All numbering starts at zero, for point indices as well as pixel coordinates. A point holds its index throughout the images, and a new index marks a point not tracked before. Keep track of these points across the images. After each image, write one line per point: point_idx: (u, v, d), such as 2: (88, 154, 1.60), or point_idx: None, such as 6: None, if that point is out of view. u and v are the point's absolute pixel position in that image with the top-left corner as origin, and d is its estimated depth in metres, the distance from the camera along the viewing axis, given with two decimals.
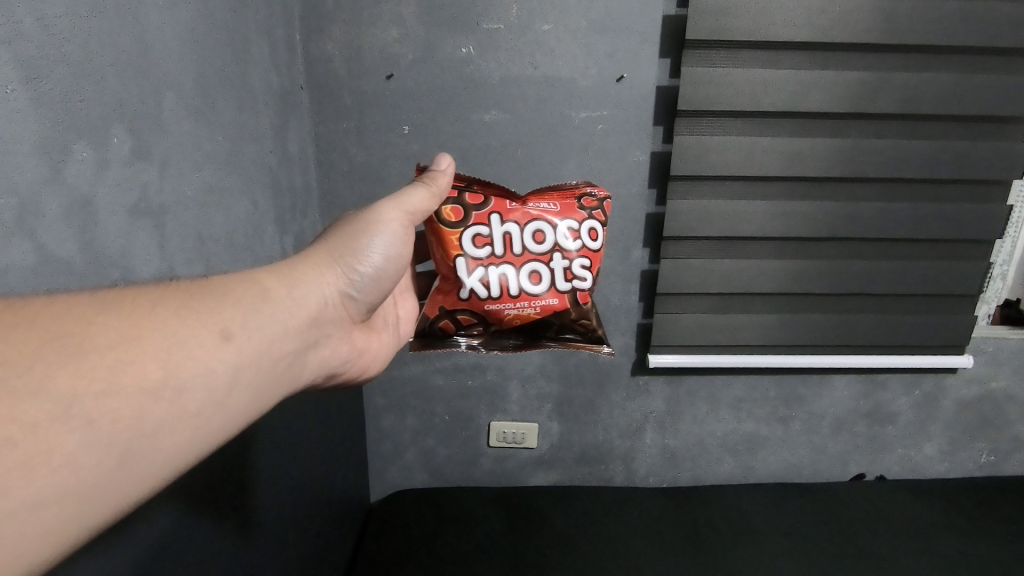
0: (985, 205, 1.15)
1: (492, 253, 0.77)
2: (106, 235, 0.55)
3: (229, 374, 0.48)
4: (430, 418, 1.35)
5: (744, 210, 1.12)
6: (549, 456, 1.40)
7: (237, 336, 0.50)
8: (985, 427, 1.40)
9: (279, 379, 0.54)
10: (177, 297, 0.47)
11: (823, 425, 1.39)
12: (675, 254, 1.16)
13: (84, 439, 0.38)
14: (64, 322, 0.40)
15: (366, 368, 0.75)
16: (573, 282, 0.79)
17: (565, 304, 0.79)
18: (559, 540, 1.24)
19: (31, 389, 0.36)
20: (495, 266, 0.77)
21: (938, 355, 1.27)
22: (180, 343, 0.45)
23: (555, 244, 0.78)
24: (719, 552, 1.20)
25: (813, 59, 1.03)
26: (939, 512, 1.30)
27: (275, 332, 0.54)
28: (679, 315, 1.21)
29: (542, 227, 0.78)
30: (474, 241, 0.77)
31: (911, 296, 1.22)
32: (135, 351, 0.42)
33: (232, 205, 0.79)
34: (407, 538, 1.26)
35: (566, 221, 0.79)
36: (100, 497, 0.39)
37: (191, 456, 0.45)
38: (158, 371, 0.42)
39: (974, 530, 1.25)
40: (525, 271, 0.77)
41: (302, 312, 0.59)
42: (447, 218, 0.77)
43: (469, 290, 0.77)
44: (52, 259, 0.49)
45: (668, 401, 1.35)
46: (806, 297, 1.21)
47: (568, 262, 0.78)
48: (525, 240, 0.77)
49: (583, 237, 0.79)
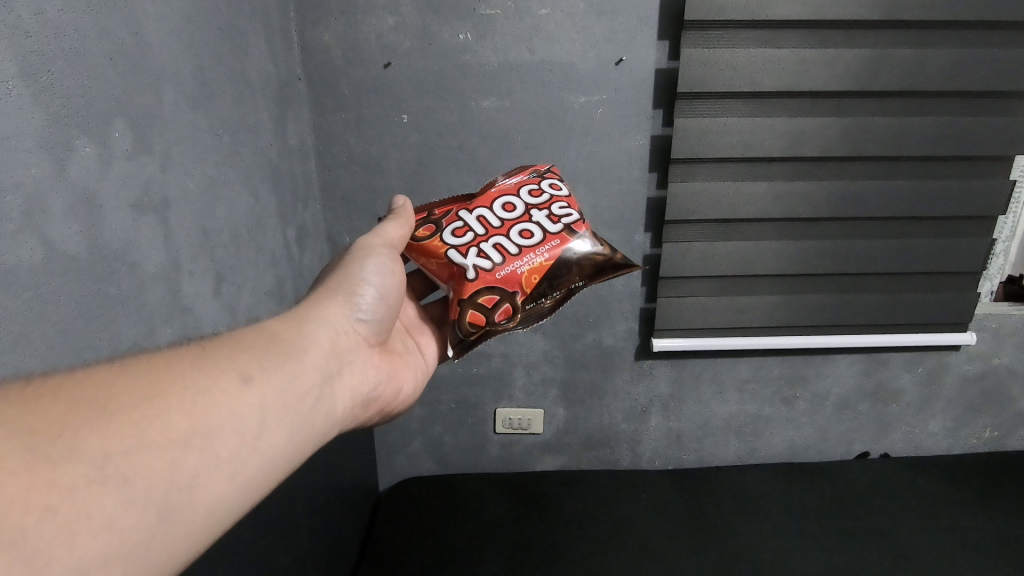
0: (987, 180, 1.14)
1: (475, 235, 0.78)
2: (112, 230, 0.55)
3: (257, 416, 0.48)
4: (436, 406, 1.36)
5: (746, 192, 1.12)
6: (555, 441, 1.41)
7: (258, 377, 0.50)
8: (989, 403, 1.41)
9: (311, 414, 0.54)
10: (191, 350, 0.48)
11: (827, 405, 1.39)
12: (677, 238, 1.16)
13: (121, 498, 0.38)
14: (86, 387, 0.40)
15: (400, 394, 0.74)
16: (562, 221, 0.80)
17: (568, 241, 0.79)
18: (567, 523, 1.26)
19: (62, 455, 0.36)
20: (485, 242, 0.77)
21: (942, 333, 1.28)
22: (201, 391, 0.45)
23: (526, 205, 0.81)
24: (726, 532, 1.22)
25: (811, 38, 1.02)
26: (943, 488, 1.32)
27: (295, 369, 0.54)
28: (683, 298, 1.21)
29: (508, 199, 0.81)
30: (454, 234, 0.78)
31: (914, 274, 1.22)
32: (160, 404, 0.42)
33: (234, 198, 0.79)
34: (416, 526, 1.28)
35: (525, 187, 0.83)
36: (146, 556, 0.39)
37: (233, 504, 0.45)
38: (185, 421, 0.43)
39: (978, 504, 1.26)
40: (514, 233, 0.78)
41: (318, 346, 0.59)
42: (422, 236, 0.80)
43: (473, 269, 0.76)
44: (59, 255, 0.49)
45: (672, 384, 1.35)
46: (810, 278, 1.21)
47: (547, 211, 0.81)
48: (498, 214, 0.80)
49: (547, 191, 0.83)
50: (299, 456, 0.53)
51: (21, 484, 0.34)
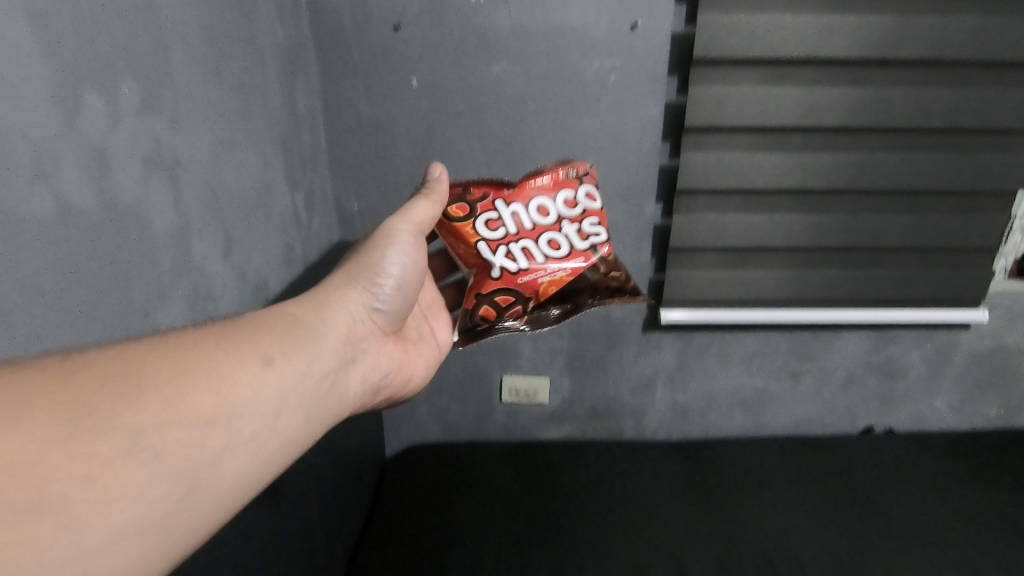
0: (1009, 155, 1.12)
1: (508, 232, 0.77)
2: (122, 186, 0.55)
3: (276, 398, 0.50)
4: (443, 374, 1.37)
5: (760, 162, 1.10)
6: (561, 411, 1.42)
7: (278, 361, 0.52)
8: (997, 381, 1.40)
9: (324, 397, 0.56)
10: (218, 330, 0.50)
11: (833, 380, 1.39)
12: (688, 209, 1.15)
13: (150, 471, 0.40)
14: (120, 361, 0.42)
15: (410, 381, 0.76)
16: (591, 241, 0.79)
17: (592, 263, 0.79)
18: (570, 493, 1.27)
19: (98, 426, 0.38)
20: (515, 243, 0.77)
21: (954, 309, 1.26)
22: (225, 372, 0.47)
23: (563, 212, 0.79)
24: (725, 505, 1.23)
25: (833, 4, 0.99)
26: (945, 465, 1.32)
27: (312, 354, 0.56)
28: (692, 270, 1.20)
29: (547, 199, 0.79)
30: (488, 224, 0.77)
31: (928, 250, 1.20)
32: (187, 382, 0.44)
33: (244, 160, 0.79)
34: (423, 494, 1.30)
35: (565, 188, 0.80)
36: (172, 524, 0.41)
37: (251, 479, 0.48)
38: (210, 400, 0.45)
39: (979, 482, 1.27)
40: (545, 242, 0.77)
41: (335, 334, 0.60)
42: (455, 215, 0.77)
43: (497, 270, 0.76)
44: (71, 210, 0.49)
45: (678, 357, 1.35)
46: (822, 251, 1.19)
47: (580, 223, 0.79)
48: (535, 214, 0.78)
49: (586, 199, 0.80)
50: (311, 437, 0.55)
51: (58, 454, 0.36)
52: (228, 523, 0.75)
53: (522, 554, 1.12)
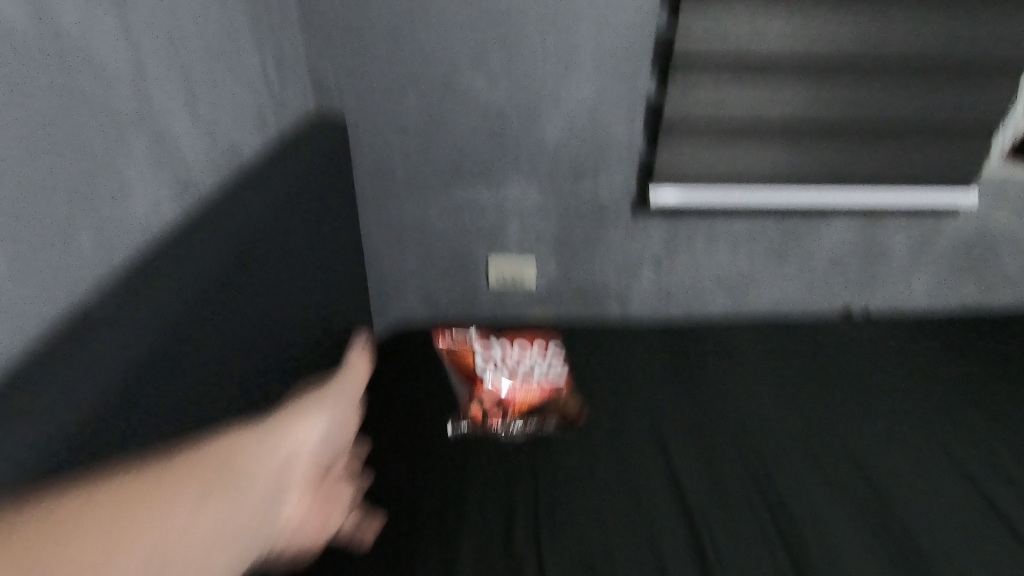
0: (1010, 24, 1.10)
1: (492, 359, 1.22)
2: (71, 25, 0.58)
3: (223, 532, 0.48)
4: (431, 254, 1.36)
5: (761, 30, 1.08)
6: (547, 293, 1.42)
7: (229, 492, 0.49)
8: (975, 262, 1.43)
9: (272, 528, 0.53)
10: (167, 462, 0.48)
11: (817, 263, 1.42)
12: (683, 84, 1.14)
13: None
14: (53, 522, 0.40)
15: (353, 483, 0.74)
16: (553, 372, 1.20)
17: (556, 382, 1.18)
18: (561, 362, 1.26)
19: None
20: (500, 368, 1.19)
21: (945, 190, 1.29)
22: (172, 514, 0.45)
23: (530, 352, 1.26)
24: (712, 374, 1.24)
25: None
26: (922, 341, 1.35)
27: (268, 476, 0.53)
28: (686, 149, 1.20)
29: (522, 346, 1.27)
30: (481, 357, 1.22)
31: (927, 129, 1.20)
32: (127, 538, 0.42)
33: (199, 20, 0.80)
34: (411, 367, 1.26)
35: (535, 347, 1.28)
36: None
37: None
38: (155, 548, 0.43)
39: (954, 355, 1.31)
40: (518, 368, 1.20)
41: (291, 457, 0.56)
42: (460, 352, 1.26)
43: (485, 378, 1.17)
44: (25, 48, 0.53)
45: (667, 238, 1.35)
46: (817, 130, 1.19)
47: (543, 360, 1.24)
48: (512, 351, 1.25)
49: (549, 356, 1.26)
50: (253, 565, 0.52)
51: None
52: (222, 386, 0.72)
53: (510, 422, 1.09)
